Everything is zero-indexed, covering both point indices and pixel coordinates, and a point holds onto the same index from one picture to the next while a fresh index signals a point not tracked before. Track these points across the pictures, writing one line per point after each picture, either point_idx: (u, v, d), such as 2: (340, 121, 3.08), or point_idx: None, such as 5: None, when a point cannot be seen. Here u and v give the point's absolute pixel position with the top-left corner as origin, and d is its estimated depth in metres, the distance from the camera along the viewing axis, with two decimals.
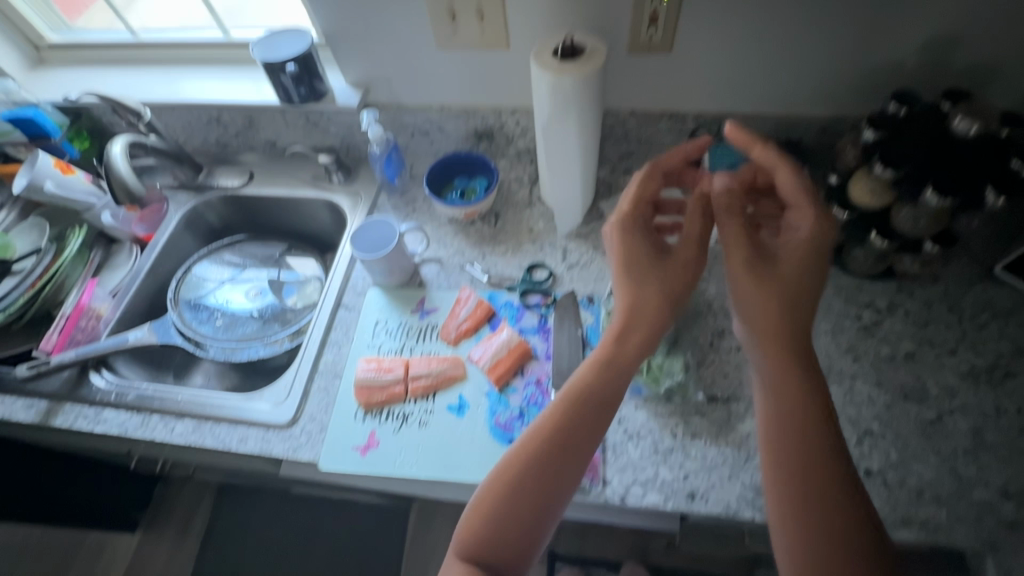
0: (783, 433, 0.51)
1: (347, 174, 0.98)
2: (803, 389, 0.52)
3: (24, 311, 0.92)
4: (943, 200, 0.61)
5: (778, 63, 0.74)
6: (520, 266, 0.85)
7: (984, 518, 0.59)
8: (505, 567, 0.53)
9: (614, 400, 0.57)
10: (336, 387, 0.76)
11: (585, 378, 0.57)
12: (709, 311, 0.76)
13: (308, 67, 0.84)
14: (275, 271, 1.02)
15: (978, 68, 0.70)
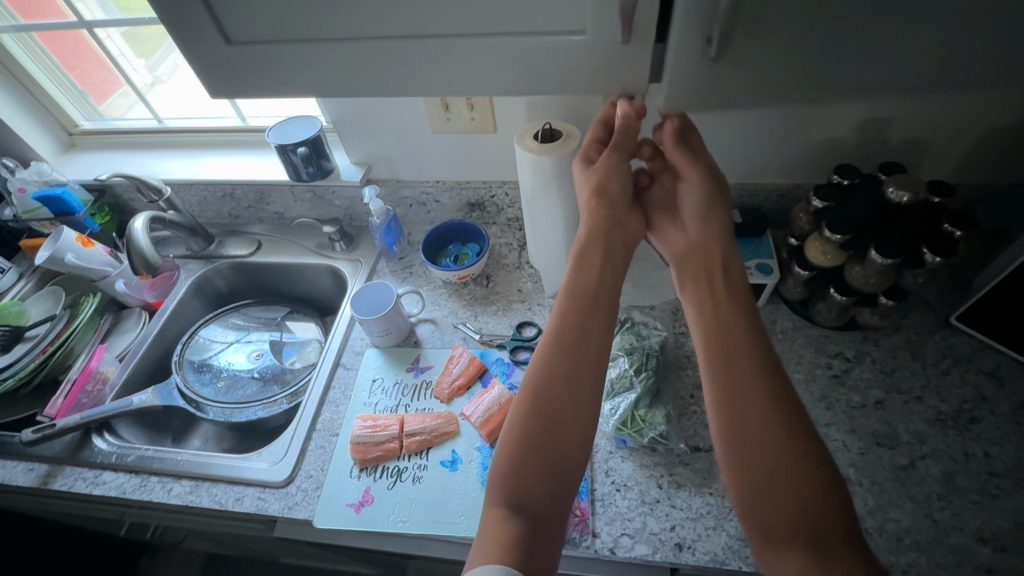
0: (722, 377, 0.60)
1: (349, 242, 1.06)
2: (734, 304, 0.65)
3: (33, 376, 0.94)
4: (886, 261, 0.67)
5: (736, 141, 0.84)
6: (511, 325, 0.90)
7: (963, 564, 0.60)
8: (537, 502, 0.57)
9: (592, 335, 0.66)
10: (333, 444, 0.78)
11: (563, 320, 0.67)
12: (689, 364, 0.80)
13: (316, 149, 0.94)
14: (277, 333, 1.06)
15: (911, 144, 0.79)
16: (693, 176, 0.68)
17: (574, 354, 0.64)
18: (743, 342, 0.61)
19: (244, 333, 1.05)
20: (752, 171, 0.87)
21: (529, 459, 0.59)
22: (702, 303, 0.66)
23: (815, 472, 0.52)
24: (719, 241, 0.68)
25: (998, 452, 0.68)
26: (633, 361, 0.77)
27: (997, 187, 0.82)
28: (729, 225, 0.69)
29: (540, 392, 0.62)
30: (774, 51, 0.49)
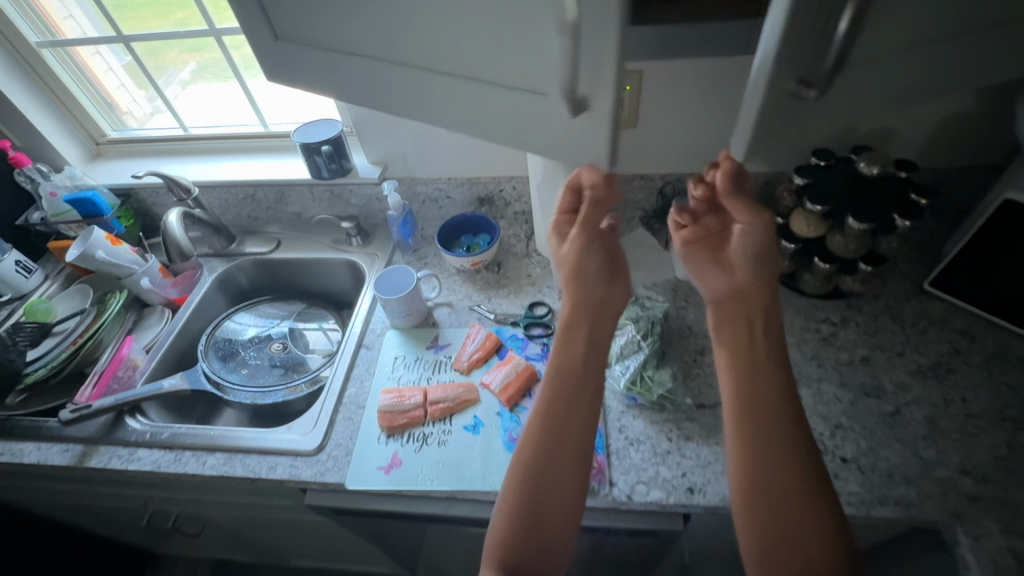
0: (754, 427, 0.63)
1: (365, 237, 1.12)
2: (768, 359, 0.67)
3: (62, 366, 0.97)
4: (862, 226, 0.75)
5: (722, 131, 0.93)
6: (523, 305, 0.96)
7: (949, 493, 0.66)
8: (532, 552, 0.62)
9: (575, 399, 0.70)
10: (360, 415, 0.83)
11: (549, 386, 0.71)
12: (690, 332, 0.87)
13: (338, 148, 1.02)
14: (299, 323, 1.11)
15: (878, 130, 0.89)
16: (751, 223, 0.66)
17: (560, 424, 0.68)
18: (779, 417, 0.63)
19: (268, 323, 1.10)
20: (738, 160, 0.97)
21: (523, 526, 0.63)
22: (737, 345, 0.69)
23: (824, 530, 0.57)
24: (764, 290, 0.68)
25: (973, 396, 0.75)
26: (640, 327, 0.83)
27: (956, 168, 0.91)
28: (774, 279, 0.68)
29: (534, 460, 0.66)
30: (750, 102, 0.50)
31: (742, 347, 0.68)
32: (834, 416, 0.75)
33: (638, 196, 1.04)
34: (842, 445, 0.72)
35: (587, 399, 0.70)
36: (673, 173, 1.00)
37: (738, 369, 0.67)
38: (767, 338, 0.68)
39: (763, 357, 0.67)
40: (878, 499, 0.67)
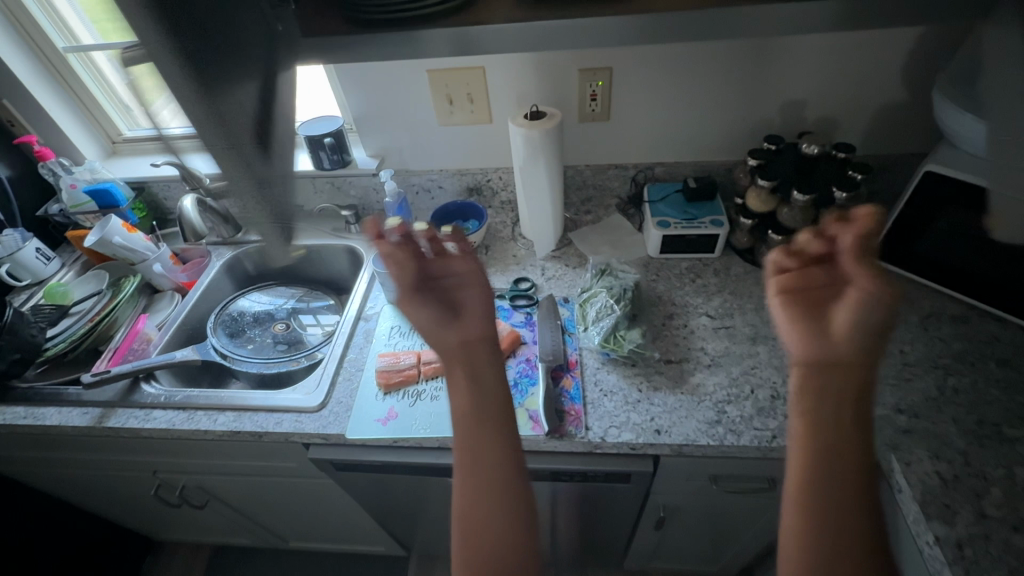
0: (826, 521, 0.58)
1: (363, 225, 1.21)
2: (861, 464, 0.59)
3: (80, 341, 1.05)
4: (806, 198, 0.85)
5: (685, 123, 1.04)
6: (509, 281, 1.05)
7: (885, 428, 0.75)
8: None
9: (484, 454, 0.67)
10: (359, 376, 0.90)
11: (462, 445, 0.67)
12: (660, 301, 0.96)
13: (340, 141, 1.11)
14: (302, 303, 1.20)
15: (823, 120, 1.00)
16: (875, 300, 0.58)
17: (492, 478, 0.66)
18: (852, 500, 0.58)
19: (273, 303, 1.18)
20: (701, 149, 1.08)
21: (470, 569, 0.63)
22: (819, 435, 0.60)
23: None
24: (865, 372, 0.59)
25: (909, 349, 0.84)
26: (613, 294, 0.92)
27: (894, 154, 1.02)
28: (873, 372, 0.59)
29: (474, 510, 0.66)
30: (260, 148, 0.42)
31: (833, 442, 0.59)
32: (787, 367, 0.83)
33: (613, 184, 1.14)
34: None
35: (509, 436, 0.68)
36: (644, 162, 1.11)
37: (815, 459, 0.60)
38: (857, 443, 0.59)
39: (859, 461, 0.59)
40: None
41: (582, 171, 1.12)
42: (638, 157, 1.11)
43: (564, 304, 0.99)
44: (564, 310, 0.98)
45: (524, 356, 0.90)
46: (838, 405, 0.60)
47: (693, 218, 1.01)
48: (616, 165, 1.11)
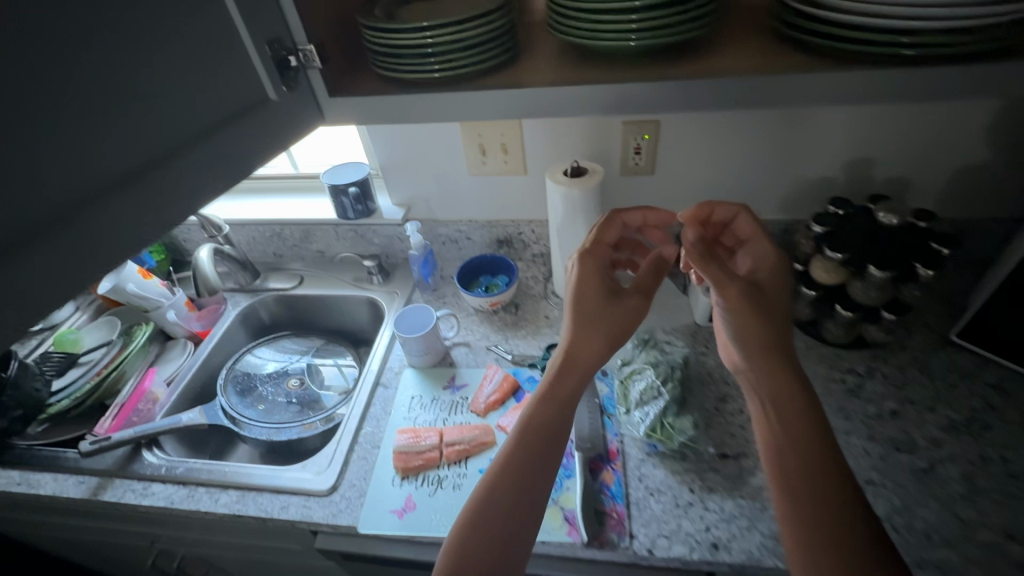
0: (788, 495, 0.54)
1: (385, 276, 1.14)
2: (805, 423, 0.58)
3: (85, 398, 0.99)
4: (884, 275, 0.74)
5: (738, 180, 0.95)
6: (541, 346, 0.96)
7: (993, 559, 0.62)
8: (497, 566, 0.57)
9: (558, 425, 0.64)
10: (375, 455, 0.82)
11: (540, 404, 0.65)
12: (710, 379, 0.86)
13: (365, 190, 1.06)
14: (318, 358, 1.12)
15: (894, 181, 0.90)
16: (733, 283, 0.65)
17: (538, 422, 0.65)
18: (819, 457, 0.55)
19: (289, 357, 1.11)
20: (756, 207, 0.98)
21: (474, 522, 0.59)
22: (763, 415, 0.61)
23: None
24: (764, 342, 0.63)
25: (1012, 455, 0.71)
26: (659, 372, 0.82)
27: (977, 219, 0.91)
28: (774, 336, 0.63)
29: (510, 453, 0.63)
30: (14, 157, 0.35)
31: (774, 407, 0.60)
32: (864, 471, 0.72)
33: None
34: (874, 503, 0.69)
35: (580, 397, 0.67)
36: None
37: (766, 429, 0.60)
38: (799, 406, 0.59)
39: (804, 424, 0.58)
40: (916, 563, 0.63)
41: None
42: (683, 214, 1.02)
43: (602, 378, 0.89)
44: (602, 386, 0.88)
45: None
46: (767, 366, 0.62)
47: None
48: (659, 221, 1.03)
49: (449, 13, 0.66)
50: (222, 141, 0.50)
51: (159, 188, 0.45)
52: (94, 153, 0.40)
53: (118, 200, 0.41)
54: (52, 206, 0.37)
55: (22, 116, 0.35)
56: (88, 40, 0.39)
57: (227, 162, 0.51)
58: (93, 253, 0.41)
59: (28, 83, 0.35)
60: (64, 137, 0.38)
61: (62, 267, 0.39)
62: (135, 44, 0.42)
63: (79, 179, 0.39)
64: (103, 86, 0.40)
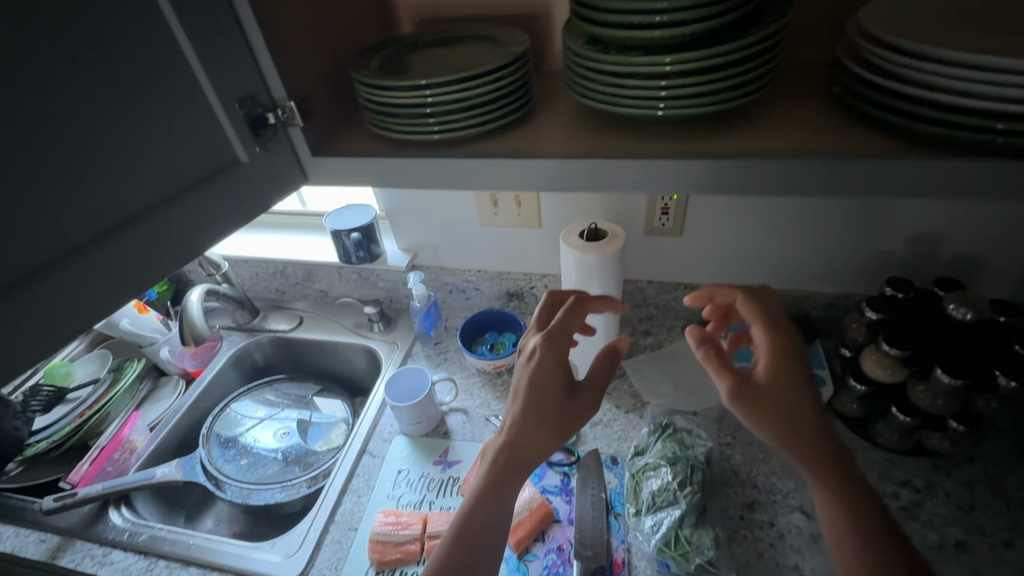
0: None
1: (387, 324, 1.07)
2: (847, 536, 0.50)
3: (65, 440, 0.94)
4: (954, 381, 0.63)
5: (778, 248, 0.84)
6: None
7: None
8: None
9: (493, 529, 0.56)
10: (350, 539, 0.74)
11: (474, 505, 0.56)
12: (736, 480, 0.75)
13: (369, 235, 0.99)
14: (307, 412, 1.04)
15: (964, 261, 0.78)
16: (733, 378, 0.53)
17: (494, 503, 0.56)
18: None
19: (277, 408, 1.04)
20: (797, 277, 0.87)
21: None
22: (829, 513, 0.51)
23: None
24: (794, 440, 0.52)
25: None
26: (676, 472, 0.71)
27: None
28: (804, 428, 0.52)
29: (469, 546, 0.55)
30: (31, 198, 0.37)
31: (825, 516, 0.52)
32: None
33: (680, 306, 0.95)
34: None
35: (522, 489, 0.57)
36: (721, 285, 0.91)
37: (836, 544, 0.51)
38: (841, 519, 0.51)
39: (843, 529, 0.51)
40: None
41: (643, 288, 0.94)
42: (713, 279, 0.91)
43: (611, 466, 0.79)
44: (610, 476, 0.77)
45: (555, 543, 0.71)
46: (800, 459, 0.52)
47: None
48: (686, 285, 0.93)
49: (453, 66, 0.59)
50: (232, 186, 0.50)
51: (160, 229, 0.45)
52: (77, 200, 0.39)
53: (118, 242, 0.42)
54: (41, 240, 0.38)
55: (48, 157, 0.37)
56: (97, 88, 0.39)
57: (173, 237, 0.46)
58: (63, 307, 0.40)
59: (55, 124, 0.37)
60: (82, 175, 0.39)
61: (35, 311, 0.38)
62: (55, 127, 0.37)
63: (86, 216, 0.40)
64: (38, 163, 0.37)
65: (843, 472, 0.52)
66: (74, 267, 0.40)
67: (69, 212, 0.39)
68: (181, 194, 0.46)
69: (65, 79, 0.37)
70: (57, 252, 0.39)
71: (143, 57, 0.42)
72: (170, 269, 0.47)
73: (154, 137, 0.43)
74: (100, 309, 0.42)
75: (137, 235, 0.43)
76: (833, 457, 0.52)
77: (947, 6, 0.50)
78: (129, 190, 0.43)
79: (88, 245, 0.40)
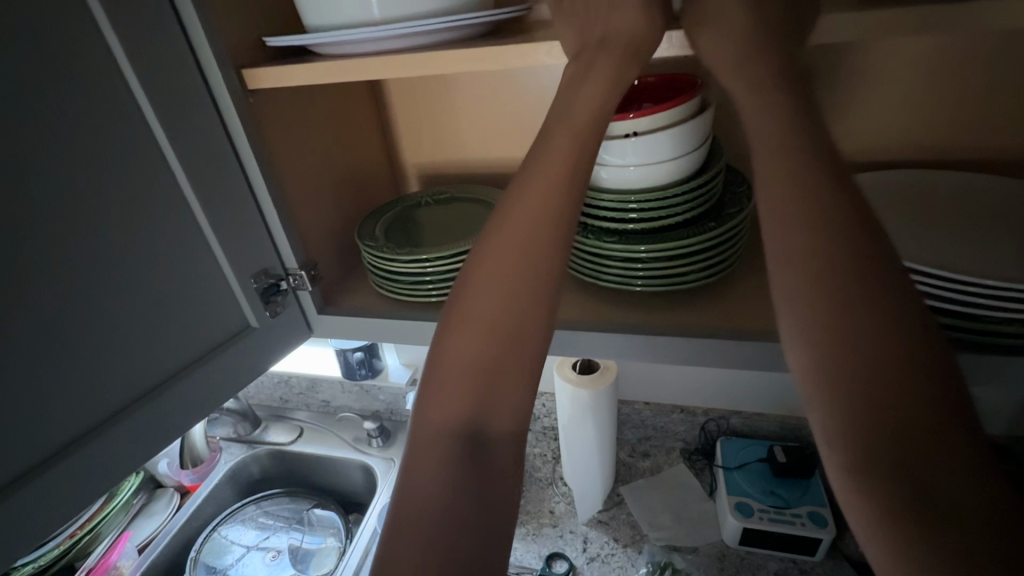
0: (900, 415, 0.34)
1: (385, 438, 1.08)
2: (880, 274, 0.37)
3: (51, 564, 0.92)
4: None
5: (769, 376, 0.86)
6: (540, 554, 0.84)
7: None
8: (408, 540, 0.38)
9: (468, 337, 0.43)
10: None
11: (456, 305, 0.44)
12: None
13: (371, 351, 1.03)
14: (298, 534, 1.01)
15: None
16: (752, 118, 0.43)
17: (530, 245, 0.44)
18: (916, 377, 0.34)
19: (268, 530, 1.01)
20: (790, 405, 0.88)
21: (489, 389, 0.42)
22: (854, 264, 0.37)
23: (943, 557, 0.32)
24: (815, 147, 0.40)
25: None
26: None
27: None
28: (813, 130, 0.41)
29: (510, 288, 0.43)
30: (57, 394, 0.41)
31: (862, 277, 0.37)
32: None
33: (677, 428, 0.95)
34: None
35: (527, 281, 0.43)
36: (717, 409, 0.92)
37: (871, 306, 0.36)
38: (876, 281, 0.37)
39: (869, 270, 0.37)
40: None
41: (640, 410, 0.95)
42: (708, 402, 0.92)
43: None
44: None
45: None
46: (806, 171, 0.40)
47: (782, 504, 0.78)
48: (681, 408, 0.93)
49: (453, 230, 0.65)
50: (242, 350, 0.55)
51: (171, 402, 0.49)
52: (100, 388, 0.44)
53: (132, 420, 0.46)
54: (62, 429, 0.42)
55: (78, 355, 0.42)
56: (129, 289, 0.45)
57: (182, 406, 0.50)
58: (75, 486, 0.43)
59: (88, 327, 0.43)
60: (106, 366, 0.44)
61: (51, 497, 0.42)
62: (90, 327, 0.43)
63: (105, 401, 0.45)
64: (68, 361, 0.42)
65: (855, 291, 0.36)
66: (90, 450, 0.44)
67: (88, 400, 0.43)
68: (192, 365, 0.51)
69: (102, 287, 0.43)
70: (73, 437, 0.43)
71: (174, 254, 0.48)
72: (180, 434, 0.51)
73: (175, 319, 0.49)
74: (111, 480, 0.46)
75: (150, 410, 0.48)
76: (847, 259, 0.37)
77: (879, 201, 0.57)
78: (145, 371, 0.47)
79: (104, 424, 0.45)
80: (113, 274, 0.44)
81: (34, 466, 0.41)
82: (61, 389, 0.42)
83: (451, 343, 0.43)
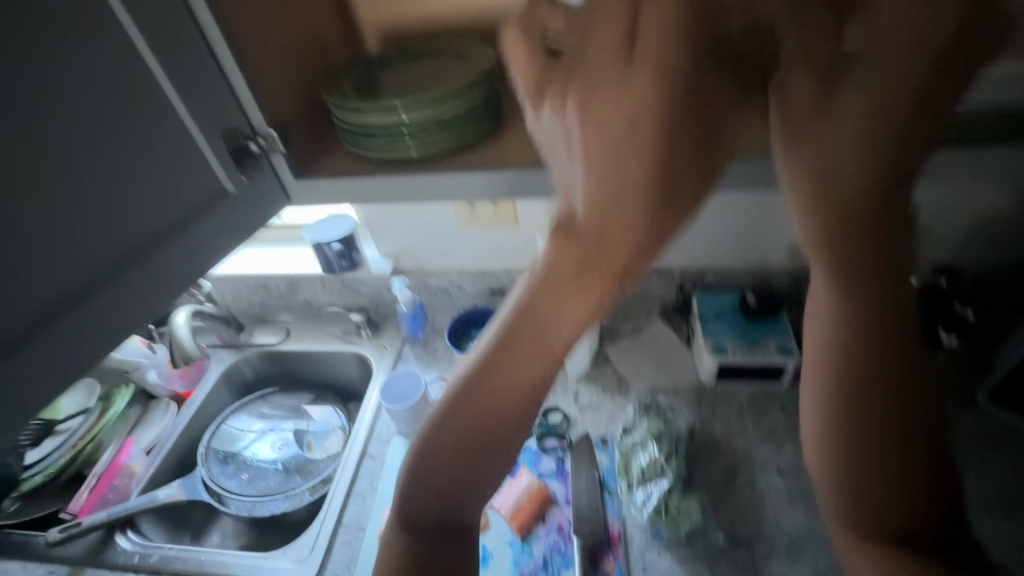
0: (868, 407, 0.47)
1: (374, 329, 1.10)
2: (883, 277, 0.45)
3: (59, 473, 0.94)
4: None
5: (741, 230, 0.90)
6: (536, 410, 0.91)
7: None
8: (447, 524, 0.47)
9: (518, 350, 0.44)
10: (359, 543, 0.77)
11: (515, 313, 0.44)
12: (718, 447, 0.80)
13: (350, 244, 1.02)
14: (304, 421, 1.06)
15: None
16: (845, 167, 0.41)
17: (533, 347, 0.44)
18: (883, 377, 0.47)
19: (273, 417, 1.06)
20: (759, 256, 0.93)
21: (466, 457, 0.46)
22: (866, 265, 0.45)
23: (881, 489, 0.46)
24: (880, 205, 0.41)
25: None
26: (663, 447, 0.77)
27: None
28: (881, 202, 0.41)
29: (505, 351, 0.44)
30: (33, 252, 0.42)
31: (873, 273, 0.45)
32: None
33: (656, 289, 0.99)
34: None
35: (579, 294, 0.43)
36: (692, 268, 0.96)
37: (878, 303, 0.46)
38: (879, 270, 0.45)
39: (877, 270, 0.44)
40: None
41: None
42: (684, 262, 0.96)
43: (602, 447, 0.84)
44: (602, 456, 0.82)
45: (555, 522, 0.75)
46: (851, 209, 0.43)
47: (754, 342, 0.86)
48: (660, 270, 0.97)
49: (424, 84, 0.61)
50: (220, 215, 0.55)
51: (154, 264, 0.51)
52: (77, 248, 0.45)
53: (116, 281, 0.48)
54: (48, 288, 0.44)
55: (36, 215, 0.42)
56: (77, 149, 0.44)
57: (167, 270, 0.52)
58: (75, 339, 0.47)
59: (43, 185, 0.42)
60: (77, 226, 0.45)
61: (58, 348, 0.46)
62: (43, 187, 0.42)
63: (86, 263, 0.46)
64: (29, 219, 0.42)
65: (870, 298, 0.46)
66: (82, 307, 0.47)
67: (66, 261, 0.45)
68: (170, 229, 0.51)
69: (51, 145, 0.42)
70: (62, 295, 0.45)
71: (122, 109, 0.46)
72: (167, 297, 0.53)
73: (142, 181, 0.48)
74: (109, 337, 0.50)
75: (136, 272, 0.49)
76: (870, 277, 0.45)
77: None
78: (120, 233, 0.48)
79: (91, 284, 0.47)
80: (62, 129, 0.42)
81: (32, 322, 0.44)
82: (35, 245, 0.43)
83: (494, 366, 0.44)
